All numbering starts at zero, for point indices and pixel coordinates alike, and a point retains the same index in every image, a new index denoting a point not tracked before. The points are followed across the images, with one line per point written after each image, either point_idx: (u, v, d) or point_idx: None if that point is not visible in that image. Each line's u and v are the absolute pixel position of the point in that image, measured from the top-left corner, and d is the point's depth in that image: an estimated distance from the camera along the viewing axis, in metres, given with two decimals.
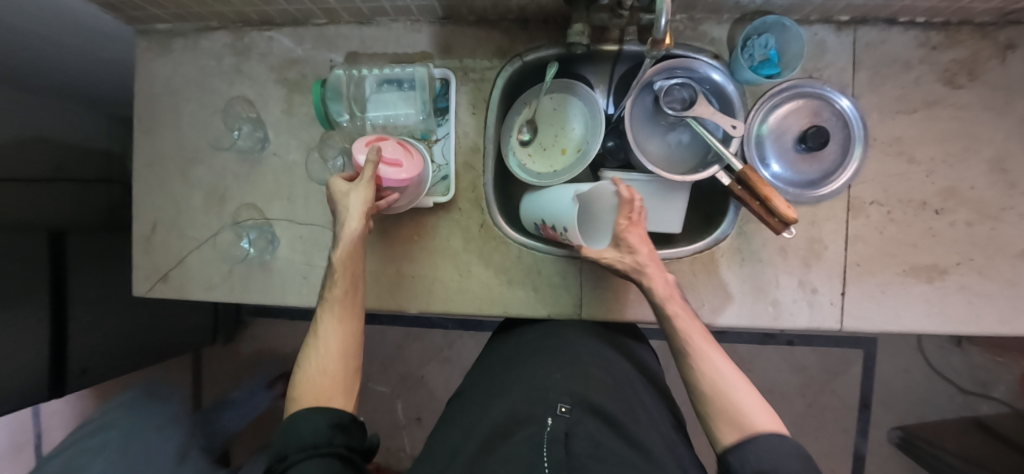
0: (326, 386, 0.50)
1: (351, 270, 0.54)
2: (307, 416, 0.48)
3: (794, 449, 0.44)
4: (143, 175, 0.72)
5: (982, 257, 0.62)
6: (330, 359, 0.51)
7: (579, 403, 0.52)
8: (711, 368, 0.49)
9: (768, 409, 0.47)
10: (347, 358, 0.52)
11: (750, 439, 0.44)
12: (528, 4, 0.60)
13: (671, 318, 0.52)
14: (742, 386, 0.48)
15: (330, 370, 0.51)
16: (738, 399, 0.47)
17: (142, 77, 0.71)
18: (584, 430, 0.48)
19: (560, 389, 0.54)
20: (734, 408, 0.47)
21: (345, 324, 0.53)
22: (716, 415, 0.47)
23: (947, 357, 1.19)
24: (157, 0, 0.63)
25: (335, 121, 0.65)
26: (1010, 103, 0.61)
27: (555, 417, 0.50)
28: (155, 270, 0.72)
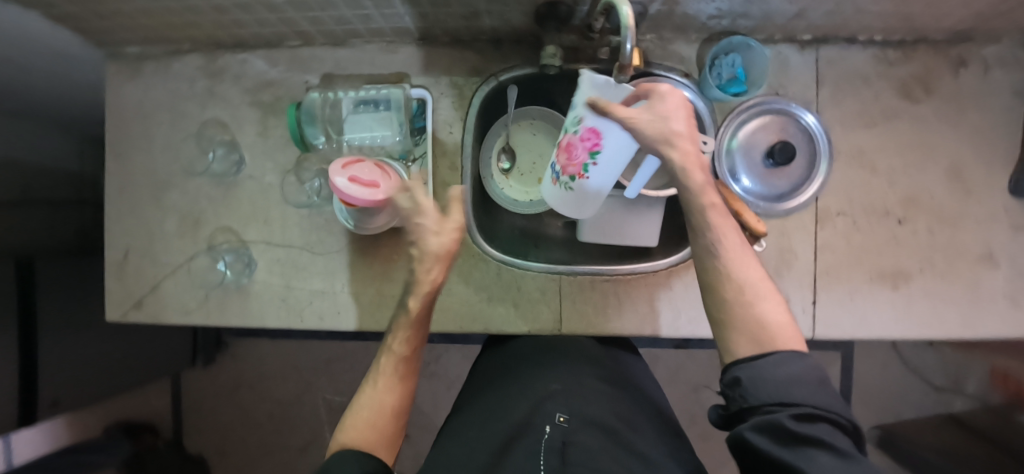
0: (372, 436, 0.50)
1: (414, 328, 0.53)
2: (347, 462, 0.46)
3: (815, 372, 0.42)
4: (115, 200, 0.70)
5: (943, 262, 0.64)
6: (377, 412, 0.51)
7: (577, 413, 0.55)
8: (742, 274, 0.46)
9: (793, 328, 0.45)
10: (396, 414, 0.52)
11: (767, 357, 0.43)
12: (502, 25, 0.61)
13: (703, 209, 0.46)
14: (768, 297, 0.45)
15: (378, 420, 0.51)
16: (760, 312, 0.45)
17: (112, 101, 0.71)
18: (581, 440, 0.51)
19: (559, 398, 0.57)
20: (756, 322, 0.45)
21: (401, 381, 0.53)
22: (739, 328, 0.45)
23: (918, 354, 1.23)
24: (126, 24, 0.62)
25: (312, 143, 0.66)
26: (964, 115, 0.64)
27: (553, 426, 0.53)
28: (128, 297, 0.70)
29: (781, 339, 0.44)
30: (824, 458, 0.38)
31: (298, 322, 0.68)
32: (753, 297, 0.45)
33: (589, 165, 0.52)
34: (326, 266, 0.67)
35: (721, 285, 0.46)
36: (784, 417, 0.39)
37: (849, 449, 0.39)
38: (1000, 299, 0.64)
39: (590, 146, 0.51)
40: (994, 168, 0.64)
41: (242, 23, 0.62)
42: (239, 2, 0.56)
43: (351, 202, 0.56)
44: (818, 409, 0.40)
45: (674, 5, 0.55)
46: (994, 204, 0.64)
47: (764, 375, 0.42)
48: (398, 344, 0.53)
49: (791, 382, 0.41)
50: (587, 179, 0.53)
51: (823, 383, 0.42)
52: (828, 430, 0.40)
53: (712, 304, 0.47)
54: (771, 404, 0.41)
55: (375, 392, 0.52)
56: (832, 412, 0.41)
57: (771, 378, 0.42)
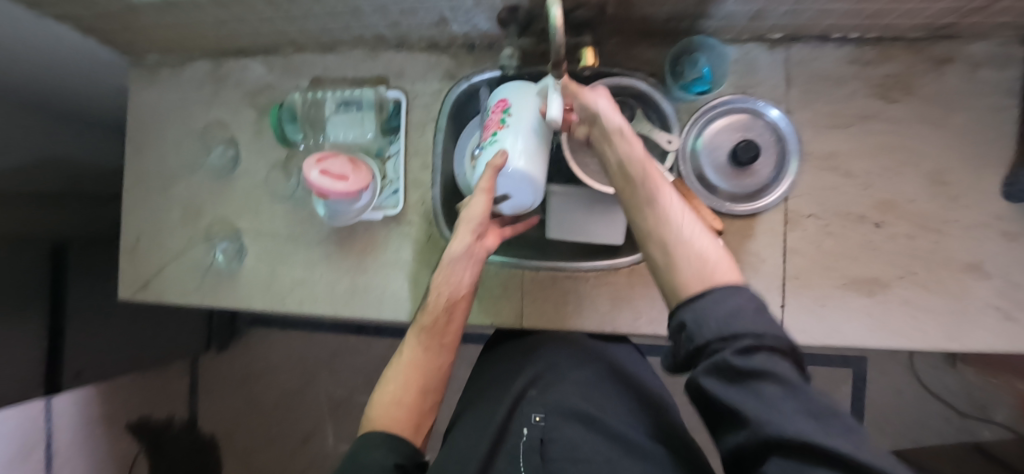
0: (400, 417, 0.50)
1: (448, 295, 0.54)
2: (377, 448, 0.48)
3: (752, 299, 0.41)
4: (130, 190, 0.79)
5: (925, 270, 0.61)
6: (406, 391, 0.51)
7: (553, 410, 0.57)
8: (676, 216, 0.46)
9: (731, 264, 0.44)
10: (425, 393, 0.52)
11: (707, 292, 0.41)
12: (469, 31, 0.64)
13: (626, 163, 0.47)
14: (701, 234, 0.45)
15: (406, 400, 0.51)
16: (699, 248, 0.44)
17: (133, 103, 0.79)
18: (562, 436, 0.54)
19: (534, 398, 0.59)
20: (697, 259, 0.44)
21: (432, 354, 0.53)
22: (683, 270, 0.44)
23: (940, 378, 1.14)
24: (142, 35, 0.70)
25: (292, 141, 0.73)
26: (949, 116, 0.61)
27: (531, 426, 0.56)
28: (137, 278, 0.78)
29: (720, 272, 0.43)
30: (771, 389, 0.36)
31: (280, 306, 0.72)
32: (691, 235, 0.44)
33: (505, 118, 0.57)
34: (307, 254, 0.72)
35: (661, 229, 0.45)
36: (727, 355, 0.38)
37: (794, 375, 0.37)
38: (992, 313, 0.60)
39: (502, 106, 0.58)
40: (984, 173, 0.60)
41: (239, 32, 0.68)
42: (231, 14, 0.62)
43: (326, 194, 0.61)
44: (761, 337, 0.38)
45: (628, 8, 0.57)
46: (983, 210, 0.60)
47: (707, 313, 0.40)
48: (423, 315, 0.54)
49: (732, 314, 0.39)
50: (507, 127, 0.56)
51: (766, 310, 0.40)
52: (776, 358, 0.38)
53: (654, 251, 0.46)
54: (717, 340, 0.39)
55: (402, 364, 0.53)
56: (773, 340, 0.38)
57: (713, 317, 0.40)
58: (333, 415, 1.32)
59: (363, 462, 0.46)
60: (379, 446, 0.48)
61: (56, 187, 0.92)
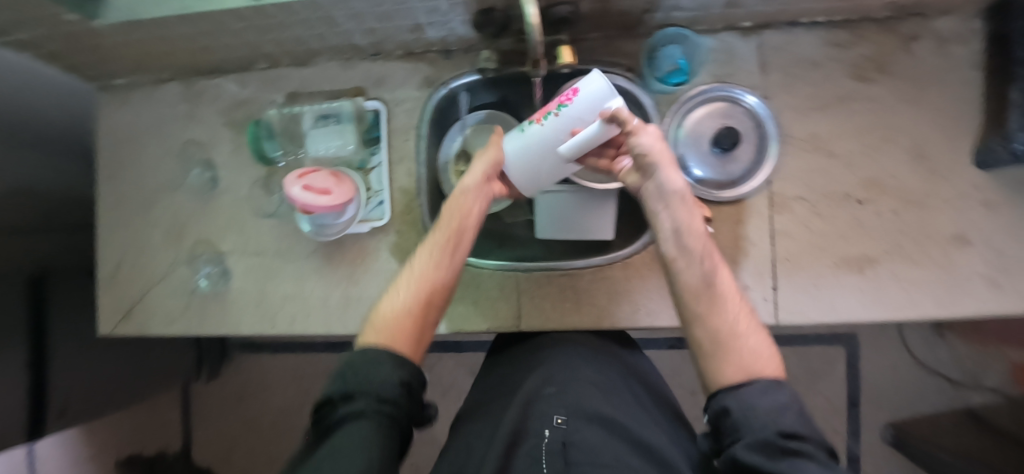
0: (402, 329, 0.49)
1: (458, 221, 0.54)
2: (378, 359, 0.46)
3: (797, 400, 0.41)
4: (106, 218, 0.76)
5: (911, 244, 0.62)
6: (411, 303, 0.50)
7: (575, 412, 0.51)
8: (728, 307, 0.48)
9: (776, 361, 0.45)
10: (428, 308, 0.51)
11: (752, 384, 0.42)
12: (447, 35, 0.64)
13: (684, 233, 0.51)
14: (752, 331, 0.46)
15: (409, 310, 0.50)
16: (746, 342, 0.45)
17: (104, 128, 0.77)
18: (585, 440, 0.47)
19: (554, 398, 0.53)
20: (745, 353, 0.45)
21: (438, 271, 0.52)
22: (727, 355, 0.45)
23: (931, 348, 1.16)
24: (110, 58, 0.68)
25: (272, 158, 0.71)
26: (922, 92, 0.62)
27: (552, 429, 0.49)
28: (119, 308, 0.75)
29: (766, 366, 0.44)
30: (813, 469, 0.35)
31: (270, 326, 0.70)
32: (740, 327, 0.46)
33: (552, 114, 0.52)
34: (295, 272, 0.70)
35: (710, 317, 0.47)
36: (773, 435, 0.38)
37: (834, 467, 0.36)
38: (979, 281, 0.61)
39: (564, 97, 0.51)
40: (960, 144, 0.62)
41: (211, 49, 0.67)
42: (201, 31, 0.61)
43: (311, 210, 0.60)
44: (804, 435, 0.39)
45: (604, 4, 0.57)
46: (962, 181, 0.62)
47: (752, 402, 0.41)
48: (436, 232, 0.54)
49: (779, 408, 0.40)
50: (541, 126, 0.53)
51: (808, 416, 0.41)
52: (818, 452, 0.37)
53: (701, 332, 0.47)
54: (761, 424, 0.39)
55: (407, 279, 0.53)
56: (815, 439, 0.39)
57: (759, 406, 0.40)
58: None
59: (369, 375, 0.44)
60: (383, 361, 0.45)
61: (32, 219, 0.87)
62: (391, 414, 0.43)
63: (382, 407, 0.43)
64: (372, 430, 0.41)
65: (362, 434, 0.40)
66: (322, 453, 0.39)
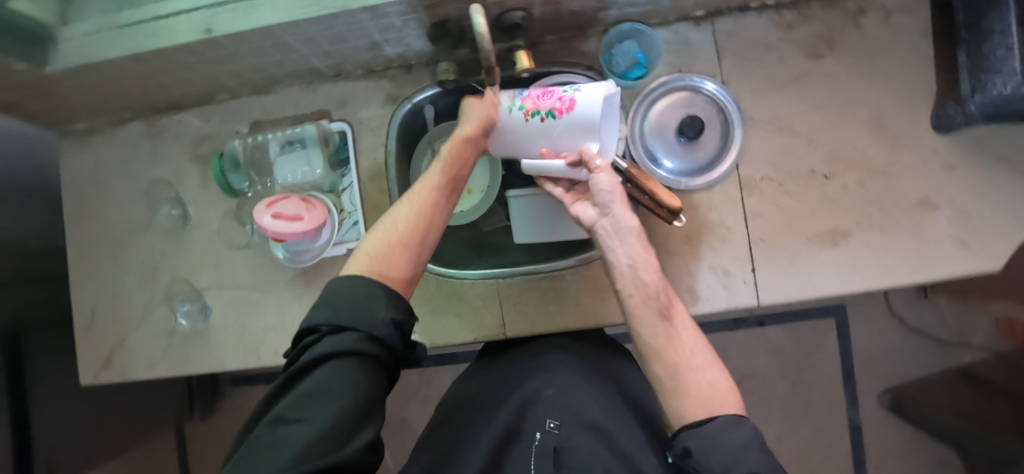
0: (397, 264, 0.46)
1: (455, 159, 0.52)
2: (373, 293, 0.43)
3: (756, 435, 0.42)
4: (78, 266, 0.75)
5: (880, 213, 0.63)
6: (408, 239, 0.47)
7: (570, 419, 0.54)
8: (688, 341, 0.46)
9: (733, 391, 0.46)
10: (423, 248, 0.48)
11: (714, 422, 0.42)
12: (405, 50, 0.64)
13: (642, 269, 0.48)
14: (710, 363, 0.45)
15: (405, 245, 0.47)
16: (706, 378, 0.45)
17: (67, 174, 0.76)
18: (577, 449, 0.51)
19: (552, 401, 0.56)
20: (704, 389, 0.44)
21: (433, 211, 0.50)
22: (689, 393, 0.44)
23: (917, 311, 1.18)
24: (65, 103, 0.67)
25: (239, 189, 0.70)
26: (874, 64, 0.64)
27: (545, 433, 0.53)
28: (98, 356, 0.73)
29: (725, 401, 0.44)
30: None
31: (255, 359, 0.69)
32: (699, 363, 0.45)
33: (540, 115, 0.53)
34: (276, 301, 0.69)
35: (670, 351, 0.45)
36: None
37: None
38: (948, 243, 0.62)
39: (557, 104, 0.51)
40: (916, 111, 0.63)
41: (167, 86, 0.66)
42: (154, 69, 0.60)
43: (284, 238, 0.59)
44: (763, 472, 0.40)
45: (555, 6, 0.57)
46: (921, 147, 0.63)
47: (714, 443, 0.41)
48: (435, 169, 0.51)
49: (739, 448, 0.41)
50: (527, 123, 0.54)
51: (766, 449, 0.42)
52: None
53: (661, 368, 0.46)
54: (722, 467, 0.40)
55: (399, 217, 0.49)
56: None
57: (721, 448, 0.41)
58: None
59: (361, 313, 0.42)
60: (377, 297, 0.43)
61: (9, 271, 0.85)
62: (377, 353, 0.42)
63: (367, 345, 0.41)
64: (356, 371, 0.39)
65: (345, 377, 0.39)
66: (304, 386, 0.39)
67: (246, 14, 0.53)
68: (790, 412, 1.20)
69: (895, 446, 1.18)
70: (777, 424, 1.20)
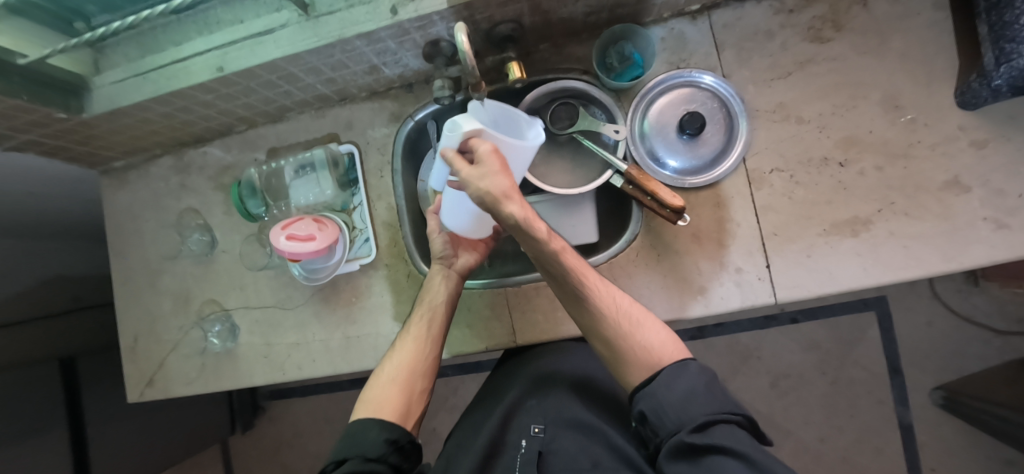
0: (391, 396, 0.54)
1: (434, 298, 0.60)
2: (368, 426, 0.52)
3: (701, 376, 0.47)
4: (121, 293, 0.81)
5: (904, 198, 0.60)
6: (399, 373, 0.55)
7: (553, 420, 0.60)
8: (614, 312, 0.51)
9: (672, 338, 0.51)
10: (415, 376, 0.56)
11: (661, 374, 0.48)
12: (403, 70, 0.67)
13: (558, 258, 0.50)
14: (642, 321, 0.52)
15: (397, 379, 0.55)
16: (643, 339, 0.50)
17: (109, 209, 0.83)
18: (560, 448, 0.57)
19: (535, 409, 0.62)
20: (643, 351, 0.50)
21: (420, 345, 0.57)
22: (630, 359, 0.50)
23: (969, 300, 1.09)
24: (102, 145, 0.74)
25: (256, 214, 0.74)
26: (886, 42, 0.60)
27: (529, 438, 0.59)
28: (142, 376, 0.79)
29: (667, 354, 0.50)
30: (725, 460, 0.41)
31: (281, 375, 0.73)
32: (632, 330, 0.50)
33: None
34: (298, 318, 0.73)
35: (601, 326, 0.51)
36: (684, 435, 0.44)
37: (746, 443, 0.43)
38: (984, 226, 0.57)
39: None
40: (937, 87, 0.59)
41: (190, 122, 0.71)
42: (177, 107, 0.65)
43: (299, 258, 0.62)
44: (711, 415, 0.45)
45: (544, 14, 0.58)
46: (945, 125, 0.59)
47: (661, 401, 0.47)
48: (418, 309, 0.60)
49: (684, 396, 0.46)
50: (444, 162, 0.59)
51: (710, 385, 0.47)
52: (727, 430, 0.44)
53: (602, 345, 0.52)
54: (675, 427, 0.45)
55: (393, 358, 0.57)
56: (724, 413, 0.45)
57: (669, 405, 0.46)
58: None
59: (356, 441, 0.51)
60: (373, 426, 0.51)
61: (37, 310, 0.93)
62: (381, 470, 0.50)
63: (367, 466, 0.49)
64: None
65: None
66: None
67: (252, 50, 0.57)
68: (831, 413, 1.13)
69: (952, 446, 1.10)
70: (818, 425, 1.14)
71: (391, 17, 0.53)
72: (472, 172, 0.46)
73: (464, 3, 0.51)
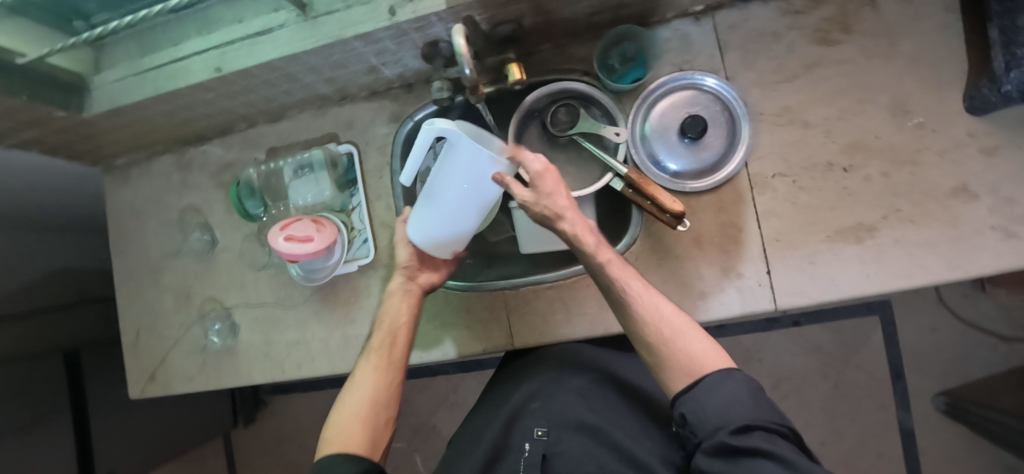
0: (355, 430, 0.52)
1: (389, 323, 0.59)
2: (337, 462, 0.49)
3: (748, 387, 0.46)
4: (124, 289, 0.82)
5: (910, 205, 0.58)
6: (363, 404, 0.54)
7: (557, 423, 0.60)
8: (659, 319, 0.50)
9: (717, 350, 0.50)
10: (378, 405, 0.54)
11: (702, 383, 0.47)
12: (403, 70, 0.66)
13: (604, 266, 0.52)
14: (687, 330, 0.50)
15: (360, 411, 0.54)
16: (684, 347, 0.49)
17: (112, 206, 0.83)
18: (564, 450, 0.57)
19: (538, 412, 0.62)
20: (684, 358, 0.49)
21: (380, 373, 0.56)
22: (670, 368, 0.49)
23: (975, 305, 1.07)
24: (105, 142, 0.74)
25: (255, 214, 0.74)
26: (896, 45, 0.59)
27: (533, 441, 0.59)
28: (144, 372, 0.80)
29: (709, 363, 0.48)
30: (767, 466, 0.40)
31: (280, 373, 0.73)
32: (673, 336, 0.49)
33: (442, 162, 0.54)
34: (297, 317, 0.73)
35: (643, 332, 0.51)
36: (724, 436, 0.43)
37: (790, 452, 0.41)
38: (992, 234, 0.56)
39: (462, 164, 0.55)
40: (946, 92, 0.58)
41: (191, 120, 0.71)
42: (177, 106, 0.65)
43: (297, 258, 0.62)
44: (754, 422, 0.43)
45: (545, 15, 0.57)
46: (955, 130, 0.57)
47: (704, 407, 0.46)
48: (374, 337, 0.59)
49: (727, 404, 0.45)
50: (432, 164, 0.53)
51: (754, 395, 0.46)
52: (769, 436, 0.43)
53: (644, 352, 0.52)
54: (716, 430, 0.44)
55: (356, 387, 0.56)
56: (767, 421, 0.44)
57: (710, 410, 0.45)
58: None
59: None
60: (344, 460, 0.49)
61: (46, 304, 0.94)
62: None
63: None
64: None
65: None
66: None
67: (251, 50, 0.57)
68: (833, 416, 1.13)
69: (955, 451, 1.09)
70: (819, 428, 1.14)
71: (390, 18, 0.52)
72: (529, 194, 0.51)
73: (464, 4, 0.50)
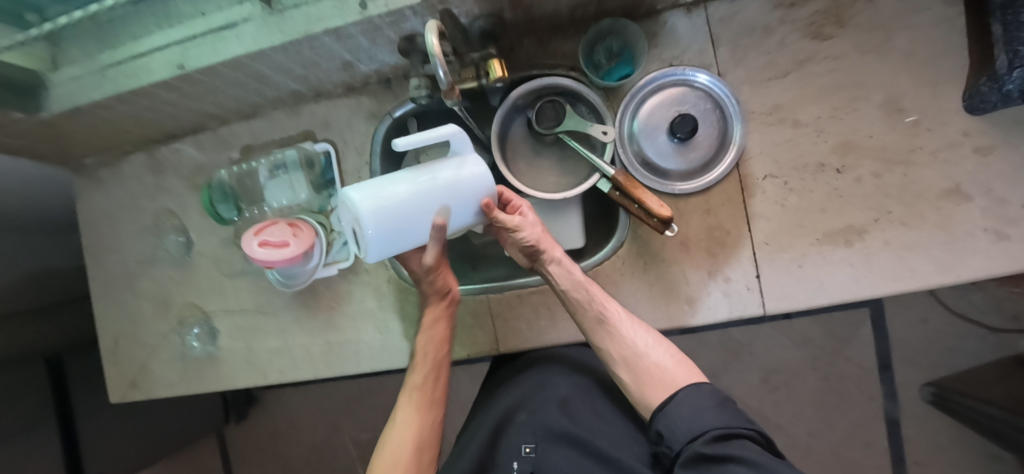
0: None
1: (434, 353, 0.59)
2: None
3: (716, 396, 0.48)
4: (100, 294, 0.80)
5: (901, 207, 0.57)
6: (407, 447, 0.54)
7: (542, 436, 0.58)
8: (630, 335, 0.52)
9: (687, 363, 0.52)
10: (422, 448, 0.55)
11: (675, 397, 0.48)
12: (379, 67, 0.63)
13: (584, 290, 0.54)
14: (655, 345, 0.52)
15: (403, 457, 0.53)
16: (656, 359, 0.51)
17: (83, 208, 0.80)
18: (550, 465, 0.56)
19: (525, 425, 0.61)
20: (655, 371, 0.50)
21: (423, 412, 0.56)
22: (646, 384, 0.50)
23: (963, 297, 1.07)
24: (70, 143, 0.71)
25: (228, 218, 0.73)
26: (891, 39, 0.57)
27: (520, 459, 0.58)
28: (125, 378, 0.78)
29: (680, 376, 0.50)
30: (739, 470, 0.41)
31: (264, 379, 0.72)
32: (646, 348, 0.51)
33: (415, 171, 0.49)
34: (278, 322, 0.72)
35: (620, 349, 0.52)
36: (697, 445, 0.44)
37: (761, 457, 0.42)
38: (983, 237, 0.55)
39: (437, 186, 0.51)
40: (943, 89, 0.56)
41: (159, 120, 0.68)
42: (142, 106, 0.62)
43: (274, 265, 0.60)
44: (725, 429, 0.45)
45: (526, 9, 0.54)
46: (949, 129, 0.56)
47: (677, 419, 0.47)
48: (415, 373, 0.58)
49: (698, 414, 0.46)
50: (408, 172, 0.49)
51: (724, 403, 0.47)
52: (741, 443, 0.44)
53: (624, 372, 0.52)
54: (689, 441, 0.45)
55: (398, 425, 0.56)
56: (738, 427, 0.45)
57: (683, 421, 0.46)
58: (363, 459, 1.35)
59: None
60: None
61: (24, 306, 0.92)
62: None
63: None
64: None
65: None
66: None
67: (214, 48, 0.53)
68: (820, 407, 1.14)
69: (939, 440, 1.10)
70: (806, 419, 1.15)
71: (359, 13, 0.49)
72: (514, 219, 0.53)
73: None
